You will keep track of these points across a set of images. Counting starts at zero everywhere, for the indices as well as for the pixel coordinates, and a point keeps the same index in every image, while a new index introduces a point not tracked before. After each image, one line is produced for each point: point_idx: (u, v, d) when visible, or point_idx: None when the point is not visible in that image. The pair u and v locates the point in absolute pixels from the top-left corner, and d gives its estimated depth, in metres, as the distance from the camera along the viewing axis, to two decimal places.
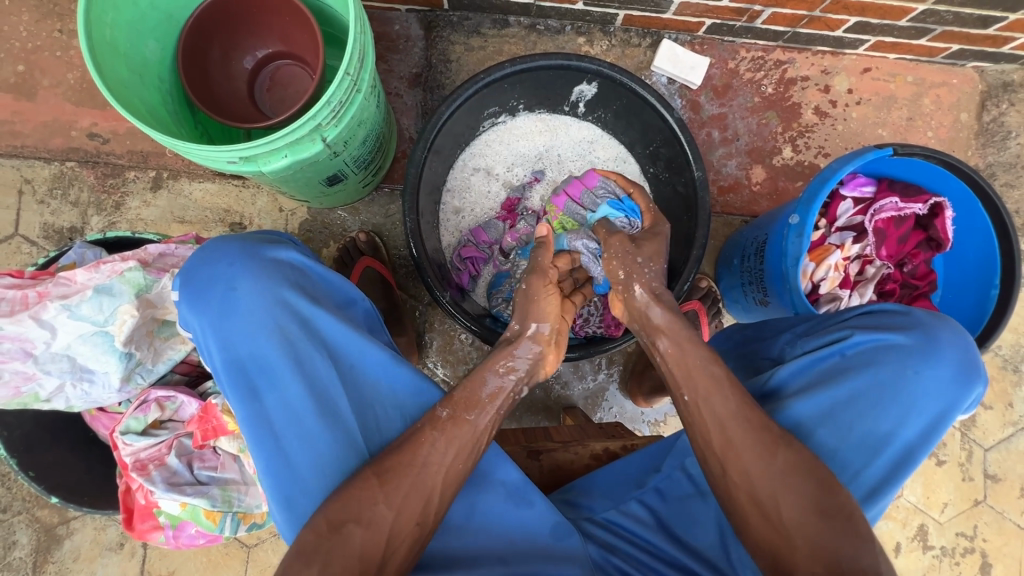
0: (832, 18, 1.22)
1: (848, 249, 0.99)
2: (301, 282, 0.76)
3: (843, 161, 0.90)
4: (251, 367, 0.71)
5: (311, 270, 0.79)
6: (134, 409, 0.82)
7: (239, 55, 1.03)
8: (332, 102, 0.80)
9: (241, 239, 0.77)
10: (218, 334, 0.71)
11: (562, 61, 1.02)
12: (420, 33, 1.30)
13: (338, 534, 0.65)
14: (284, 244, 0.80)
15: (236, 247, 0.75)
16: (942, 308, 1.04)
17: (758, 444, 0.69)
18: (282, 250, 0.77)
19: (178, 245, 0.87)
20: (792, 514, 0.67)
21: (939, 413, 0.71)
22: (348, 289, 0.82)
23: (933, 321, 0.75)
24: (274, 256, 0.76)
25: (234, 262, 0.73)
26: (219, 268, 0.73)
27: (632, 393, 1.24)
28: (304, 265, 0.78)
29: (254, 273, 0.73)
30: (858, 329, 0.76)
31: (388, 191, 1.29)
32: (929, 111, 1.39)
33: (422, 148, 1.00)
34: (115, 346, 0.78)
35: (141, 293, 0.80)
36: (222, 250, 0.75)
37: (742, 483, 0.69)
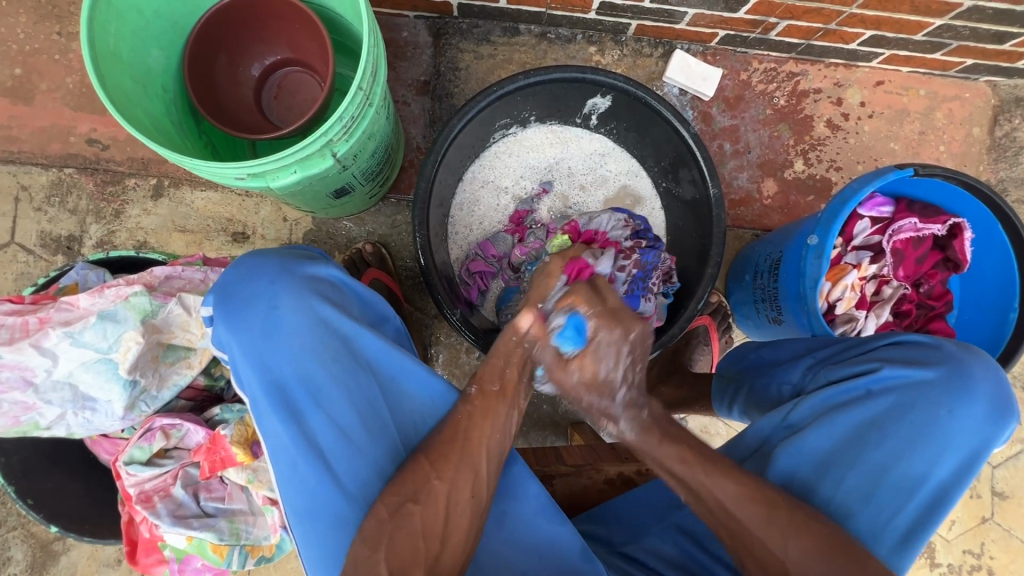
0: (847, 31, 1.21)
1: (865, 269, 0.98)
2: (340, 300, 0.74)
3: (862, 181, 0.88)
4: (291, 390, 0.68)
5: (348, 288, 0.76)
6: (137, 438, 0.80)
7: (247, 63, 1.00)
8: (343, 118, 0.78)
9: (280, 256, 0.75)
10: (259, 356, 0.68)
11: (578, 74, 1.00)
12: (428, 40, 1.27)
13: (399, 521, 0.65)
14: (321, 261, 0.78)
15: (275, 264, 0.73)
16: (958, 328, 1.02)
17: None
18: (321, 267, 0.75)
19: (185, 267, 0.85)
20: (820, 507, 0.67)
21: (972, 452, 0.70)
22: (383, 306, 0.80)
23: (967, 354, 0.73)
24: (313, 274, 0.73)
25: (274, 280, 0.71)
26: (259, 285, 0.70)
27: None
28: (342, 282, 0.76)
29: (297, 291, 0.70)
30: (890, 361, 0.75)
31: (395, 202, 1.26)
32: (941, 125, 1.38)
33: (432, 161, 0.98)
34: (119, 374, 0.76)
35: (147, 319, 0.77)
36: (262, 267, 0.72)
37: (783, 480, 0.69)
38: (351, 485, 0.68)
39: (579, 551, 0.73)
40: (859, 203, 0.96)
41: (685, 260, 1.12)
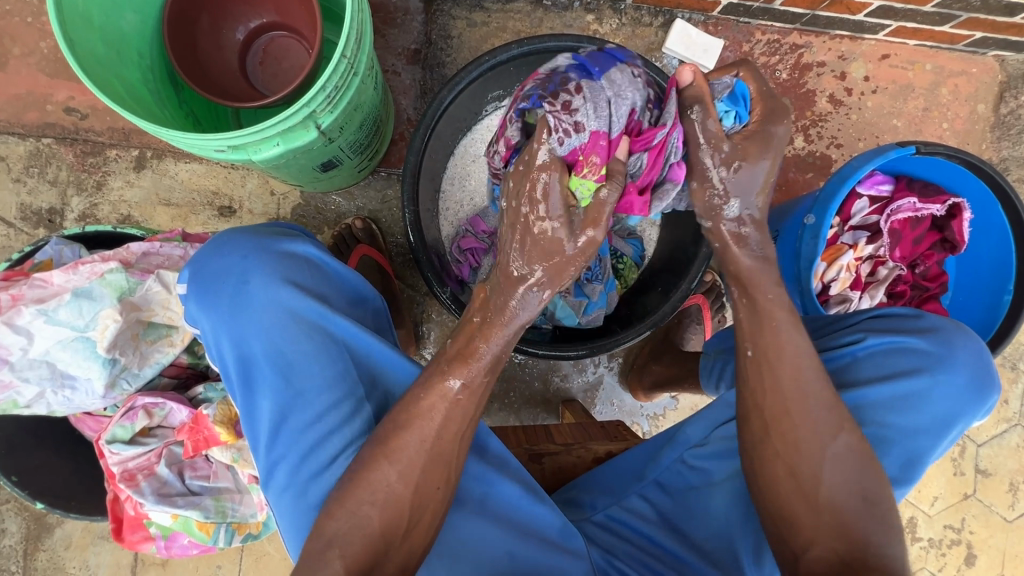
0: (854, 2, 1.17)
1: (861, 249, 0.97)
2: (317, 280, 0.72)
3: (862, 160, 0.86)
4: (263, 366, 0.68)
5: (327, 268, 0.73)
6: (119, 416, 0.79)
7: (230, 26, 0.96)
8: (327, 88, 0.74)
9: (255, 232, 0.73)
10: (230, 331, 0.68)
11: (574, 44, 0.96)
12: (419, 6, 1.22)
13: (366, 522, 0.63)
14: (298, 237, 0.76)
15: (249, 240, 0.71)
16: (951, 310, 1.02)
17: (835, 450, 0.67)
18: (298, 245, 0.72)
19: (163, 242, 0.82)
20: (829, 498, 0.66)
21: (951, 418, 0.70)
22: (365, 286, 0.77)
23: (948, 325, 0.73)
24: (287, 250, 0.72)
25: (248, 256, 0.70)
26: (231, 261, 0.69)
27: (632, 387, 1.24)
28: (321, 261, 0.73)
29: (266, 267, 0.69)
30: (872, 332, 0.75)
31: (385, 175, 1.23)
32: (946, 101, 1.35)
33: (421, 135, 0.95)
34: (98, 352, 0.75)
35: (124, 297, 0.76)
36: (233, 242, 0.71)
37: (812, 473, 0.67)
38: (321, 464, 0.67)
39: (559, 528, 0.74)
40: (859, 182, 0.93)
41: (678, 230, 1.07)
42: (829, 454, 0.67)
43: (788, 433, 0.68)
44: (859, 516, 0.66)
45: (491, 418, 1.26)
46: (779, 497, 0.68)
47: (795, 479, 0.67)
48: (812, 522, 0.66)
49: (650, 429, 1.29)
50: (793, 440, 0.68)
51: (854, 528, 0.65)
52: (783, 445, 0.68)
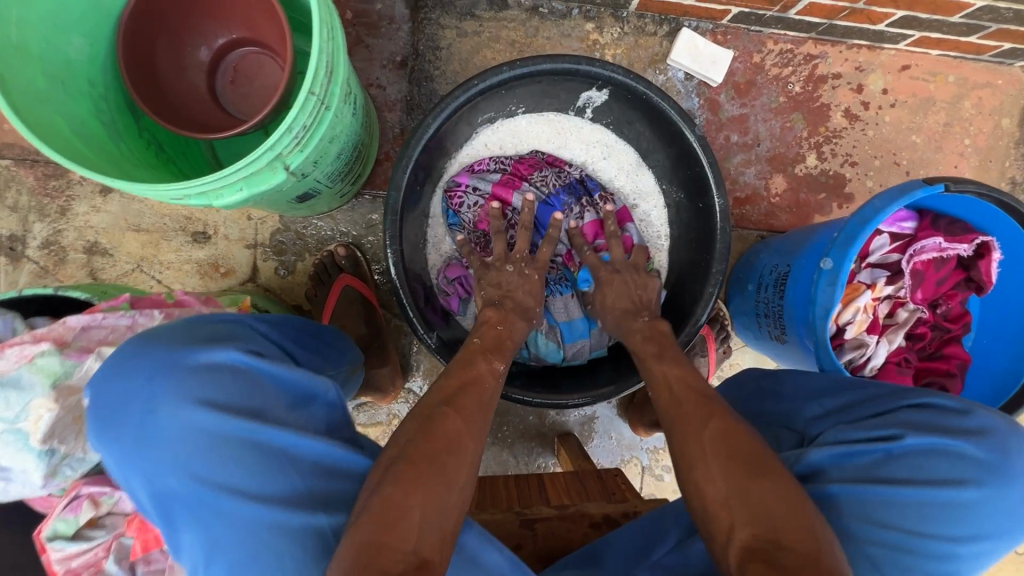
0: (875, 12, 1.08)
1: (879, 290, 0.89)
2: (251, 392, 0.54)
3: (885, 200, 0.79)
4: (193, 520, 0.49)
5: (263, 372, 0.56)
6: (60, 509, 0.63)
7: (194, 43, 0.86)
8: (294, 128, 0.66)
9: (166, 339, 0.54)
10: (144, 476, 0.49)
11: (570, 65, 0.88)
12: (406, 14, 1.13)
13: (391, 515, 0.52)
14: (230, 336, 0.58)
15: (155, 354, 0.52)
16: (974, 353, 0.94)
17: (715, 429, 0.66)
18: (220, 350, 0.54)
19: (105, 313, 0.70)
20: (722, 476, 0.61)
21: (1003, 543, 0.57)
22: (318, 382, 0.60)
23: (1000, 425, 0.60)
24: (210, 360, 0.53)
25: (154, 376, 0.51)
26: (132, 385, 0.51)
27: (632, 421, 1.18)
28: (253, 366, 0.55)
29: (184, 387, 0.51)
30: (915, 428, 0.61)
31: (371, 198, 1.15)
32: (968, 115, 1.26)
33: (402, 167, 0.87)
34: (29, 445, 0.60)
35: (59, 382, 0.63)
36: (140, 355, 0.52)
37: (700, 454, 0.65)
38: None
39: None
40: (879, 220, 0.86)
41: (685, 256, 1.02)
42: (705, 436, 0.65)
43: (682, 423, 0.69)
44: (751, 487, 0.59)
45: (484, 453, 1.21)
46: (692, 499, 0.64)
47: (694, 464, 0.65)
48: (718, 508, 0.60)
49: (650, 463, 1.23)
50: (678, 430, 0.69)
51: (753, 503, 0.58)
52: (672, 434, 0.70)
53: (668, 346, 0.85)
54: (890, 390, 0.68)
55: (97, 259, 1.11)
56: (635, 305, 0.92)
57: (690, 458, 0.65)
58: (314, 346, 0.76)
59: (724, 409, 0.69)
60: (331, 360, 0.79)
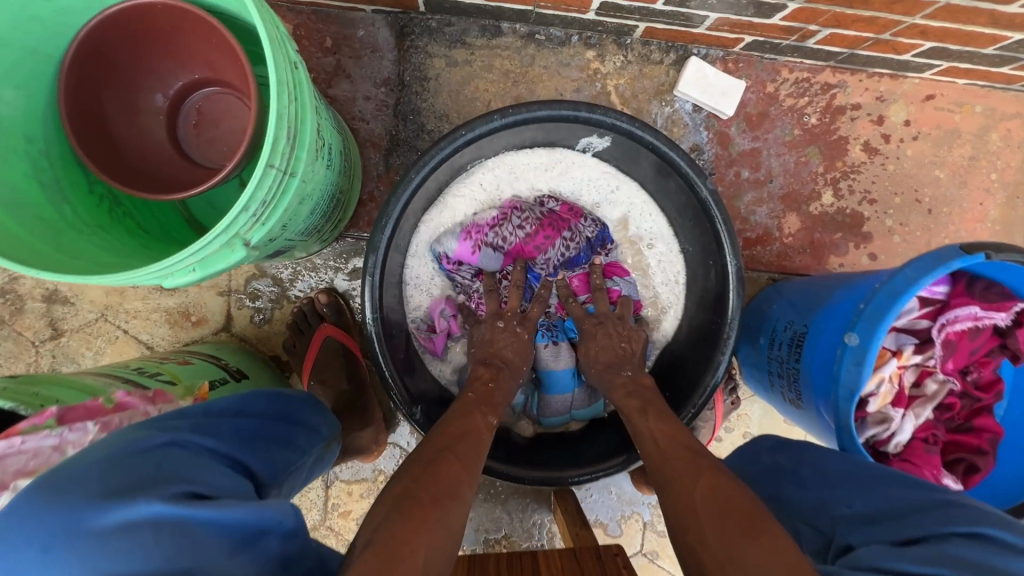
0: (902, 42, 0.99)
1: (906, 358, 0.82)
2: (180, 554, 0.42)
3: (918, 270, 0.70)
4: None
5: (195, 523, 0.43)
6: None
7: (150, 86, 0.77)
8: (254, 205, 0.58)
9: (76, 487, 0.42)
10: None
11: (570, 112, 0.80)
12: (391, 41, 1.04)
13: (397, 547, 0.52)
14: (153, 482, 0.45)
15: (53, 518, 0.40)
16: (1006, 423, 0.86)
17: (701, 484, 0.63)
18: (141, 502, 0.42)
19: (25, 435, 0.51)
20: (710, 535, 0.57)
21: None
22: (267, 515, 0.48)
23: None
24: (119, 523, 0.41)
25: (53, 548, 0.40)
26: (26, 558, 0.40)
27: (635, 479, 1.11)
28: (182, 517, 0.43)
29: (84, 560, 0.40)
30: (965, 565, 0.51)
31: (353, 241, 1.07)
32: (996, 148, 1.17)
33: (384, 226, 0.80)
34: None
35: None
36: (32, 521, 0.40)
37: (688, 512, 0.61)
38: None
39: None
40: None
41: (695, 309, 0.94)
42: (696, 498, 0.62)
43: (672, 481, 0.67)
44: (744, 548, 0.54)
45: (475, 511, 1.13)
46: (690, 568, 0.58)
47: (684, 526, 0.61)
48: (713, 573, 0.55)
49: (652, 519, 1.16)
50: (667, 489, 0.66)
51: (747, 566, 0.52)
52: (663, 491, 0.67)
53: (652, 401, 0.82)
54: (928, 504, 0.59)
55: (57, 308, 1.03)
56: (618, 359, 0.89)
57: (681, 521, 0.62)
58: (274, 437, 0.66)
59: (710, 466, 0.67)
60: (298, 449, 0.69)
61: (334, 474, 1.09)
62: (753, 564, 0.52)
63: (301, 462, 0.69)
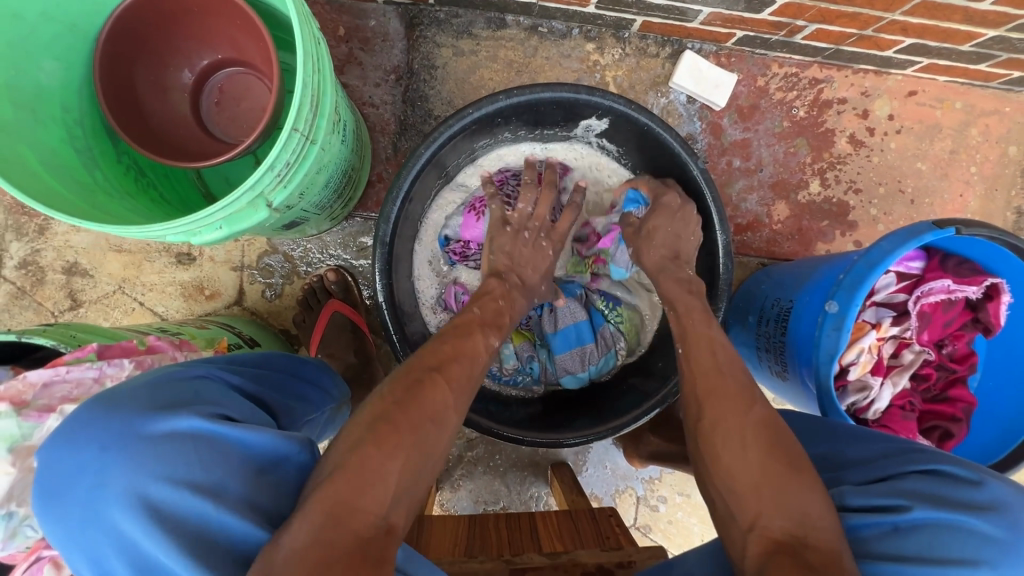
0: (884, 39, 1.05)
1: (884, 330, 0.87)
2: (213, 464, 0.48)
3: (893, 242, 0.76)
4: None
5: (227, 439, 0.50)
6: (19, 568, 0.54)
7: (177, 64, 0.82)
8: (277, 165, 0.63)
9: (127, 404, 0.50)
10: (83, 551, 0.45)
11: (571, 94, 0.85)
12: (401, 31, 1.10)
13: (368, 461, 0.52)
14: (194, 404, 0.51)
15: (110, 425, 0.48)
16: (979, 394, 0.91)
17: (750, 403, 0.66)
18: (180, 416, 0.49)
19: (70, 365, 0.58)
20: (752, 457, 0.60)
21: None
22: (286, 446, 0.53)
23: (1017, 499, 0.54)
24: (161, 431, 0.48)
25: (109, 448, 0.46)
26: (84, 457, 0.46)
27: (629, 453, 1.15)
28: (215, 433, 0.49)
29: (134, 460, 0.46)
30: (920, 498, 0.55)
31: (361, 220, 1.12)
32: (975, 143, 1.23)
33: (394, 199, 0.85)
34: None
35: (17, 445, 0.53)
36: (101, 424, 0.48)
37: (723, 425, 0.65)
38: None
39: None
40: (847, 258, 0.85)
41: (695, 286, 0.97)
42: (745, 423, 0.63)
43: (719, 392, 0.68)
44: (788, 485, 0.57)
45: (474, 483, 1.17)
46: (717, 480, 0.62)
47: (736, 434, 0.63)
48: (747, 487, 0.59)
49: (645, 493, 1.20)
50: (703, 398, 0.69)
51: (787, 503, 0.56)
52: (698, 401, 0.69)
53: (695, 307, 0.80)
54: (895, 452, 0.63)
55: (76, 280, 1.07)
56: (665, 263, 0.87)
57: (732, 434, 0.63)
58: (289, 389, 0.71)
59: (762, 398, 0.66)
60: (309, 403, 0.73)
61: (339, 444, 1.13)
62: (795, 495, 0.56)
63: (312, 415, 0.73)
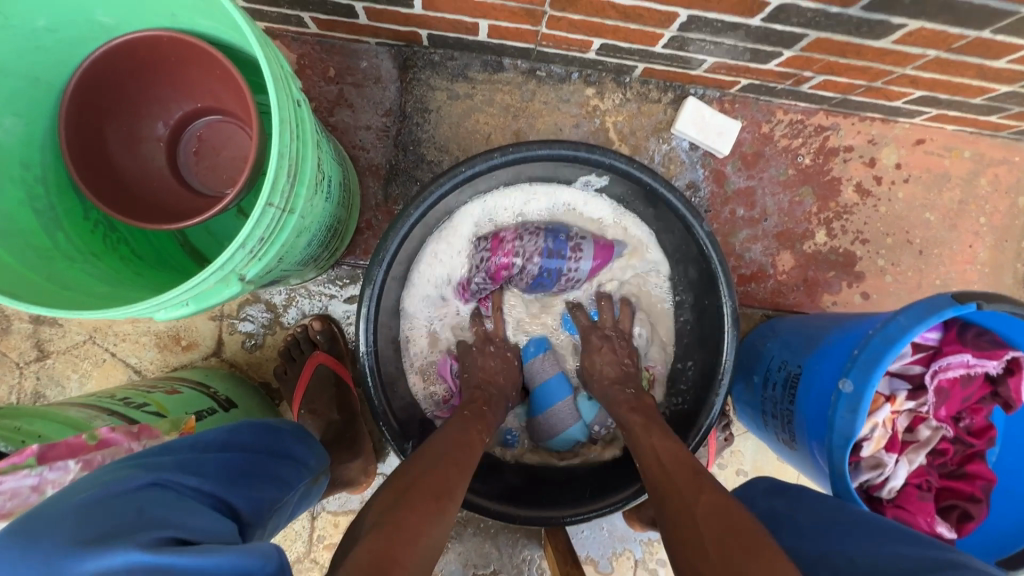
0: (893, 90, 1.01)
1: (900, 404, 0.82)
2: None
3: (911, 318, 0.71)
4: None
5: (174, 571, 0.40)
6: None
7: (153, 115, 0.78)
8: (250, 242, 0.58)
9: (51, 535, 0.42)
10: None
11: (570, 152, 0.81)
12: (393, 73, 1.06)
13: (404, 531, 0.54)
14: (130, 531, 0.43)
15: (27, 567, 0.41)
16: (998, 469, 0.86)
17: (700, 485, 0.63)
18: (111, 551, 0.41)
19: (4, 475, 0.52)
20: (706, 541, 0.56)
21: None
22: (250, 560, 0.44)
23: None
24: (86, 573, 0.40)
25: None
26: None
27: (627, 516, 1.09)
28: (158, 565, 0.40)
29: None
30: None
31: (349, 268, 1.06)
32: (984, 193, 1.20)
33: (380, 262, 0.80)
34: None
35: None
36: (20, 566, 0.41)
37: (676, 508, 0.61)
38: None
39: None
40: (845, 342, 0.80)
41: (698, 349, 0.92)
42: (696, 506, 0.60)
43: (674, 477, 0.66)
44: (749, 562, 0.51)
45: (464, 545, 1.11)
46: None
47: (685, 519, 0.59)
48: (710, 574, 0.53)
49: (644, 556, 1.14)
50: (661, 484, 0.66)
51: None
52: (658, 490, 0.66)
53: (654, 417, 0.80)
54: (929, 563, 0.57)
55: (45, 329, 1.01)
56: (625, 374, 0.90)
57: (682, 519, 0.59)
58: (263, 473, 0.65)
59: (714, 485, 0.63)
60: (283, 485, 0.67)
61: (321, 504, 1.07)
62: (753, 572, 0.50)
63: (286, 499, 0.66)
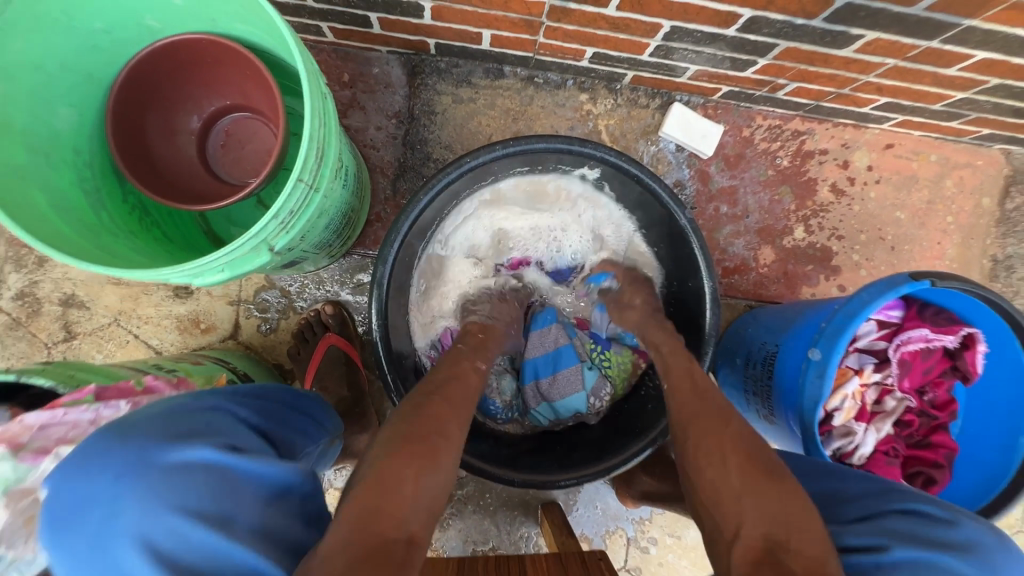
0: (861, 97, 1.11)
1: (867, 376, 0.89)
2: (223, 496, 0.52)
3: (872, 293, 0.78)
4: None
5: (240, 470, 0.54)
6: None
7: (187, 110, 0.86)
8: (281, 214, 0.65)
9: (140, 433, 0.53)
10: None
11: (565, 146, 0.89)
12: (403, 79, 1.15)
13: (414, 463, 0.61)
14: (205, 437, 0.55)
15: (126, 454, 0.51)
16: (961, 439, 0.93)
17: (723, 415, 0.70)
18: (193, 448, 0.53)
19: (67, 408, 0.62)
20: (728, 470, 0.63)
21: None
22: (291, 474, 0.58)
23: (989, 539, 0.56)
24: (176, 463, 0.51)
25: (124, 478, 0.49)
26: (97, 487, 0.49)
27: (620, 494, 1.15)
28: (226, 465, 0.53)
29: (149, 492, 0.49)
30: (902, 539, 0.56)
31: (360, 257, 1.14)
32: (951, 194, 1.29)
33: (391, 242, 0.87)
34: None
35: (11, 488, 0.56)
36: (117, 452, 0.51)
37: (696, 436, 0.69)
38: None
39: None
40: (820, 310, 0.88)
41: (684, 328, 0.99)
42: (724, 434, 0.67)
43: (701, 405, 0.72)
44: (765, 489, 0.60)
45: (464, 522, 1.16)
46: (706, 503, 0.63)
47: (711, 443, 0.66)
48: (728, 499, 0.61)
49: (636, 534, 1.19)
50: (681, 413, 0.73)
51: (764, 504, 0.58)
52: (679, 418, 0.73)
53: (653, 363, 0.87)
54: (876, 491, 0.65)
55: (72, 312, 1.08)
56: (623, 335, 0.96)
57: (706, 446, 0.67)
58: (290, 423, 0.72)
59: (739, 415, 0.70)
60: (307, 437, 0.73)
61: (329, 481, 1.13)
62: (770, 498, 0.59)
63: (309, 448, 0.72)
